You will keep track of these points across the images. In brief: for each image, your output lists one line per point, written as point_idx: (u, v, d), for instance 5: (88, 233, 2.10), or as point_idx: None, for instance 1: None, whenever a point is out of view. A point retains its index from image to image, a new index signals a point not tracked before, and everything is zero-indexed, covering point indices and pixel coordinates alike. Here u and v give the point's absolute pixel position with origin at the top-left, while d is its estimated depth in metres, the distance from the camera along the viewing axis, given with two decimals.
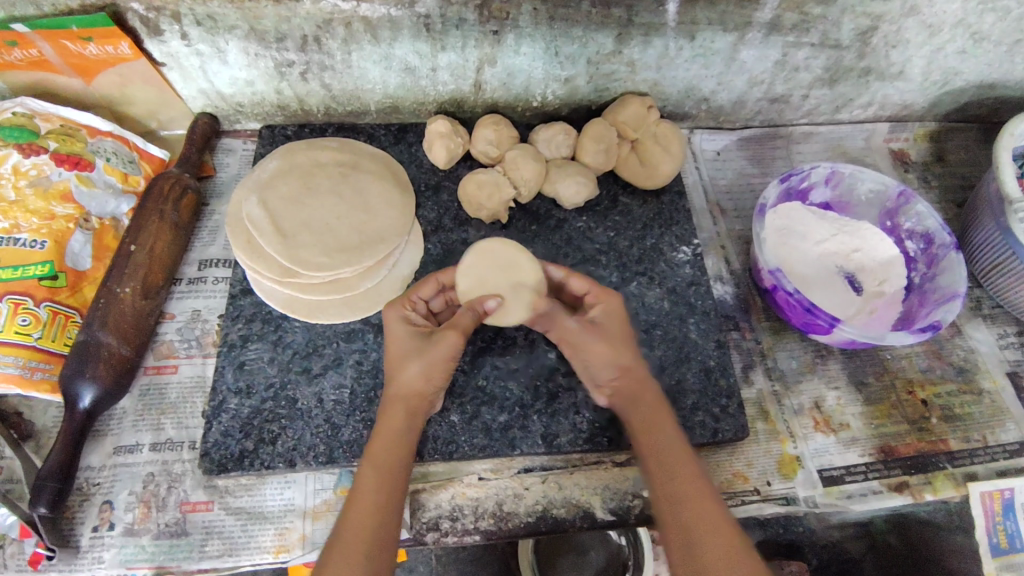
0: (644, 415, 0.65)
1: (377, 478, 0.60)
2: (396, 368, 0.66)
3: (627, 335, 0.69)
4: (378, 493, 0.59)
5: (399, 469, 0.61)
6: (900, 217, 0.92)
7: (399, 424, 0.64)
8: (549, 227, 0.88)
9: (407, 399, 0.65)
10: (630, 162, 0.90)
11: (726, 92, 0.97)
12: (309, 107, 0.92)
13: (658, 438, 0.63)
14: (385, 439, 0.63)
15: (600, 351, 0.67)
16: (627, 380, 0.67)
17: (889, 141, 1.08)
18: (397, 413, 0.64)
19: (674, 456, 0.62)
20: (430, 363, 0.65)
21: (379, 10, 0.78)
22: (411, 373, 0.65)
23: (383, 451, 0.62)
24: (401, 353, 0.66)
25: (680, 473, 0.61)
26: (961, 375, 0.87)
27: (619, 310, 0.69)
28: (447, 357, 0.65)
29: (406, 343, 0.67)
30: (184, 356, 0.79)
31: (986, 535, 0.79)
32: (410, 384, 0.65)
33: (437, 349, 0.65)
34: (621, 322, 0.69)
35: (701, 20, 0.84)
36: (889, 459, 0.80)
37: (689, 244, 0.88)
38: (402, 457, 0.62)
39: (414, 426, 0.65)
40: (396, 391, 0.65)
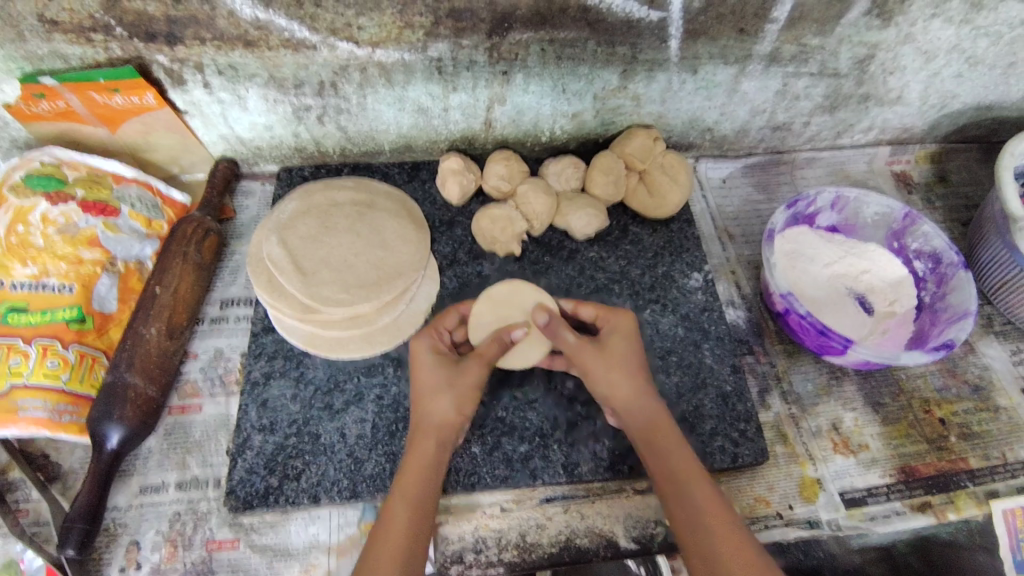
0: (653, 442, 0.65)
1: (405, 508, 0.61)
2: (424, 397, 0.67)
3: (632, 356, 0.69)
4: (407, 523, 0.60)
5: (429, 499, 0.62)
6: (907, 238, 0.94)
7: (429, 451, 0.64)
8: (562, 258, 0.90)
9: (438, 427, 0.65)
10: (638, 193, 0.92)
11: (729, 122, 0.99)
12: (326, 149, 0.95)
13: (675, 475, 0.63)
14: (414, 468, 0.63)
15: (605, 380, 0.67)
16: (632, 412, 0.67)
17: (891, 163, 1.10)
18: (427, 442, 0.65)
19: (694, 491, 0.61)
20: (461, 392, 0.66)
21: (393, 56, 0.81)
22: (442, 404, 0.66)
23: (411, 481, 0.63)
24: (429, 382, 0.67)
25: (700, 509, 0.60)
26: (977, 392, 0.87)
27: (630, 334, 0.70)
28: (475, 387, 0.67)
29: (434, 373, 0.68)
30: (208, 395, 0.80)
31: (1011, 553, 0.78)
32: (442, 413, 0.65)
33: (467, 379, 0.67)
34: (628, 344, 0.70)
35: (703, 54, 0.87)
36: (910, 479, 0.80)
37: (699, 270, 0.90)
38: (434, 484, 0.63)
39: (443, 455, 0.65)
40: (426, 422, 0.66)
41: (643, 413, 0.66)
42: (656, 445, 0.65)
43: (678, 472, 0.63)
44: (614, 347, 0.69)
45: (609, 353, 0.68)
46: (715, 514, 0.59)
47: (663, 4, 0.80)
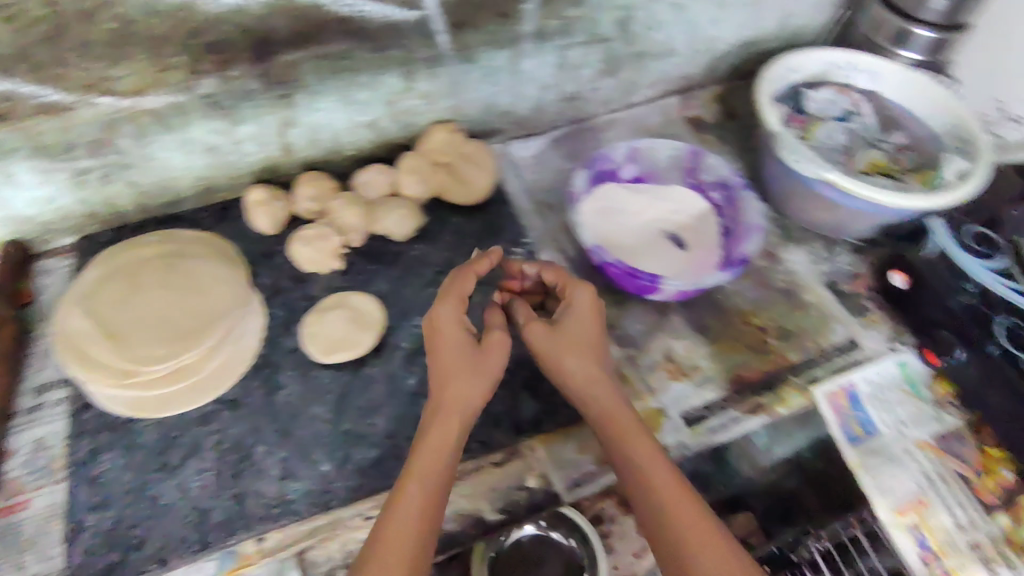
0: (619, 440, 0.68)
1: (424, 492, 0.61)
2: (449, 377, 0.67)
3: (593, 332, 0.74)
4: (421, 507, 0.60)
5: (446, 482, 0.63)
6: (699, 173, 1.03)
7: (452, 434, 0.64)
8: (387, 262, 0.91)
9: (459, 408, 0.66)
10: (449, 184, 0.95)
11: (523, 101, 1.04)
12: (121, 208, 0.91)
13: (636, 450, 0.67)
14: (435, 450, 0.63)
15: (569, 365, 0.72)
16: (602, 407, 0.70)
17: (683, 111, 1.19)
18: (451, 424, 0.65)
19: (654, 470, 0.65)
20: (488, 371, 0.68)
21: (161, 101, 0.80)
22: (463, 384, 0.67)
23: (434, 464, 0.63)
24: (460, 362, 0.68)
25: (660, 487, 0.64)
26: (787, 296, 0.97)
27: (591, 309, 0.75)
28: (500, 364, 0.69)
29: (456, 354, 0.68)
30: (34, 488, 0.73)
31: (842, 428, 0.86)
32: (467, 394, 0.66)
33: (495, 356, 0.69)
34: (594, 319, 0.75)
35: (474, 43, 0.91)
36: (741, 387, 0.87)
37: (522, 246, 0.96)
38: (446, 470, 0.63)
39: (462, 439, 0.66)
40: (447, 403, 0.66)
41: (611, 406, 0.70)
42: (618, 427, 0.69)
43: (637, 450, 0.67)
44: (574, 330, 0.74)
45: (566, 333, 0.73)
46: (679, 491, 0.64)
47: (418, 3, 0.83)
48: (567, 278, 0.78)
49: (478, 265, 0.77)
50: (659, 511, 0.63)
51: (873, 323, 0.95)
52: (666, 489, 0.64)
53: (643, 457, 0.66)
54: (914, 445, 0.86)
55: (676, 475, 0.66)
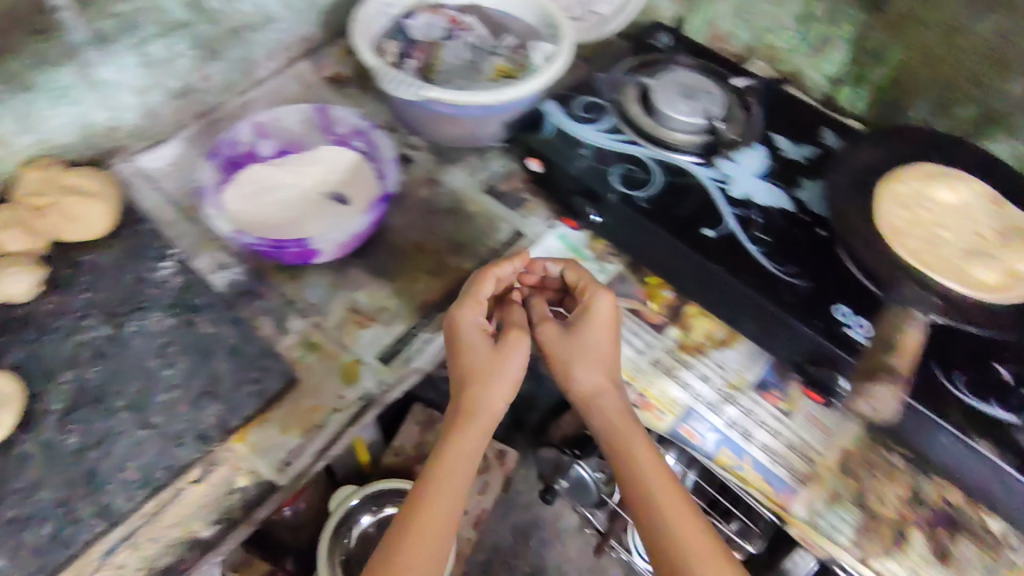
0: (612, 432, 0.83)
1: (445, 503, 0.77)
2: (481, 381, 0.83)
3: (613, 335, 0.87)
4: (439, 510, 0.77)
5: (454, 491, 0.78)
6: (332, 127, 1.05)
7: (478, 441, 0.82)
8: (16, 329, 0.82)
9: (485, 424, 0.83)
10: (56, 222, 0.87)
11: (126, 113, 0.98)
12: None
13: (620, 438, 0.82)
14: (468, 460, 0.81)
15: (586, 375, 0.85)
16: (602, 415, 0.85)
17: (320, 73, 1.17)
18: (476, 438, 0.82)
19: (635, 441, 0.82)
20: (502, 374, 0.84)
21: None
22: (483, 399, 0.83)
23: (451, 477, 0.79)
24: (484, 364, 0.84)
25: (640, 456, 0.81)
26: (453, 213, 1.03)
27: (610, 317, 0.87)
28: (520, 361, 0.86)
29: (479, 359, 0.84)
30: None
31: (525, 310, 0.96)
32: (492, 410, 0.84)
33: (513, 359, 0.85)
34: (610, 324, 0.87)
35: (19, 68, 0.82)
36: (427, 310, 0.93)
37: (167, 257, 0.90)
38: (451, 503, 0.78)
39: (472, 455, 0.82)
40: (468, 400, 0.83)
41: (628, 422, 0.84)
42: (613, 433, 0.83)
43: (615, 433, 0.83)
44: (596, 341, 0.86)
45: (569, 334, 0.88)
46: (652, 460, 0.80)
47: None
48: (594, 285, 0.89)
49: (517, 261, 0.91)
50: (642, 507, 0.78)
51: (532, 210, 1.04)
52: (662, 484, 0.79)
53: (614, 424, 0.84)
54: None
55: (649, 458, 0.81)
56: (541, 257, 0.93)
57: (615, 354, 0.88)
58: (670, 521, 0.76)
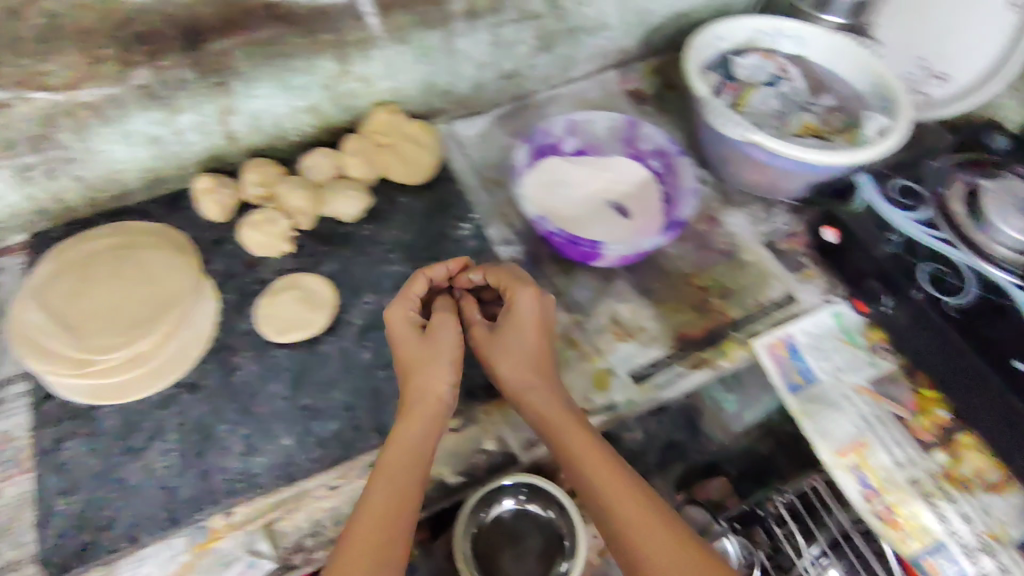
0: (585, 449, 0.70)
1: (388, 484, 0.66)
2: (410, 372, 0.75)
3: (549, 365, 0.78)
4: (384, 503, 0.65)
5: (416, 471, 0.68)
6: (639, 142, 1.06)
7: (432, 431, 0.72)
8: (338, 244, 0.94)
9: (434, 410, 0.73)
10: (392, 164, 0.98)
11: (462, 81, 1.05)
12: (71, 203, 0.92)
13: (554, 426, 0.73)
14: (413, 441, 0.70)
15: (516, 353, 0.77)
16: (552, 427, 0.73)
17: (623, 84, 1.21)
18: (414, 425, 0.71)
19: (594, 451, 0.70)
20: (452, 356, 0.77)
21: (98, 93, 0.81)
22: (429, 376, 0.74)
23: (405, 454, 0.69)
24: (420, 357, 0.75)
25: (568, 432, 0.72)
26: (729, 256, 1.01)
27: (547, 307, 0.81)
28: (450, 340, 0.77)
29: (416, 347, 0.76)
30: (4, 478, 0.76)
31: (782, 379, 0.91)
32: (433, 391, 0.74)
33: (443, 336, 0.77)
34: (539, 326, 0.79)
35: (405, 25, 0.92)
36: (686, 344, 0.92)
37: (468, 220, 0.98)
38: (410, 485, 0.67)
39: (430, 438, 0.72)
40: (412, 392, 0.74)
41: (565, 425, 0.72)
42: (546, 424, 0.73)
43: (564, 423, 0.73)
44: (517, 344, 0.78)
45: (524, 337, 0.78)
46: (597, 462, 0.69)
47: None
48: (512, 279, 0.81)
49: (433, 270, 0.83)
50: (618, 516, 0.65)
51: (810, 278, 1.00)
52: (636, 515, 0.65)
53: (551, 419, 0.73)
54: (855, 391, 0.91)
55: (618, 469, 0.69)
56: (466, 265, 0.84)
57: (550, 358, 0.79)
58: (605, 488, 0.67)
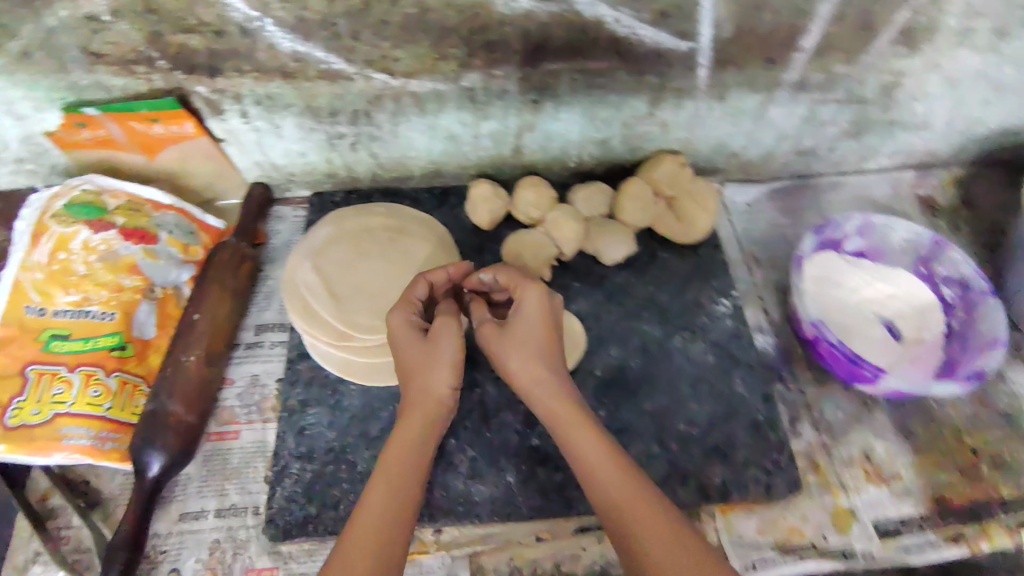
0: (597, 455, 0.62)
1: (394, 478, 0.62)
2: (410, 374, 0.68)
3: (558, 360, 0.69)
4: (381, 506, 0.59)
5: (411, 476, 0.62)
6: (935, 264, 0.94)
7: (422, 429, 0.66)
8: (591, 284, 0.91)
9: (422, 410, 0.67)
10: (665, 219, 0.93)
11: (755, 147, 0.98)
12: (357, 175, 0.96)
13: (561, 424, 0.65)
14: (412, 445, 0.65)
15: (522, 356, 0.68)
16: (565, 426, 0.64)
17: (916, 188, 1.09)
18: (415, 420, 0.66)
19: (600, 461, 0.61)
20: (445, 360, 0.68)
21: (427, 86, 0.82)
22: (436, 379, 0.68)
23: (411, 452, 0.64)
24: (418, 361, 0.69)
25: (580, 427, 0.64)
26: (1009, 422, 0.87)
27: (548, 306, 0.71)
28: (454, 349, 0.69)
29: (416, 352, 0.69)
30: (245, 422, 0.80)
31: None
32: (431, 391, 0.68)
33: (448, 343, 0.69)
34: (545, 329, 0.70)
35: (731, 83, 0.87)
36: (944, 511, 0.80)
37: (728, 296, 0.90)
38: (408, 490, 0.62)
39: (430, 436, 0.66)
40: (415, 395, 0.68)
41: (583, 425, 0.64)
42: (558, 420, 0.65)
43: (578, 429, 0.64)
44: (523, 334, 0.69)
45: (521, 343, 0.68)
46: (608, 465, 0.61)
47: (694, 36, 0.80)
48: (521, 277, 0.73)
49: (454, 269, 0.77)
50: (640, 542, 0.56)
51: None
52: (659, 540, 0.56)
53: (569, 420, 0.64)
54: None
55: (620, 483, 0.60)
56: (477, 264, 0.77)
57: (559, 345, 0.70)
58: (615, 488, 0.59)
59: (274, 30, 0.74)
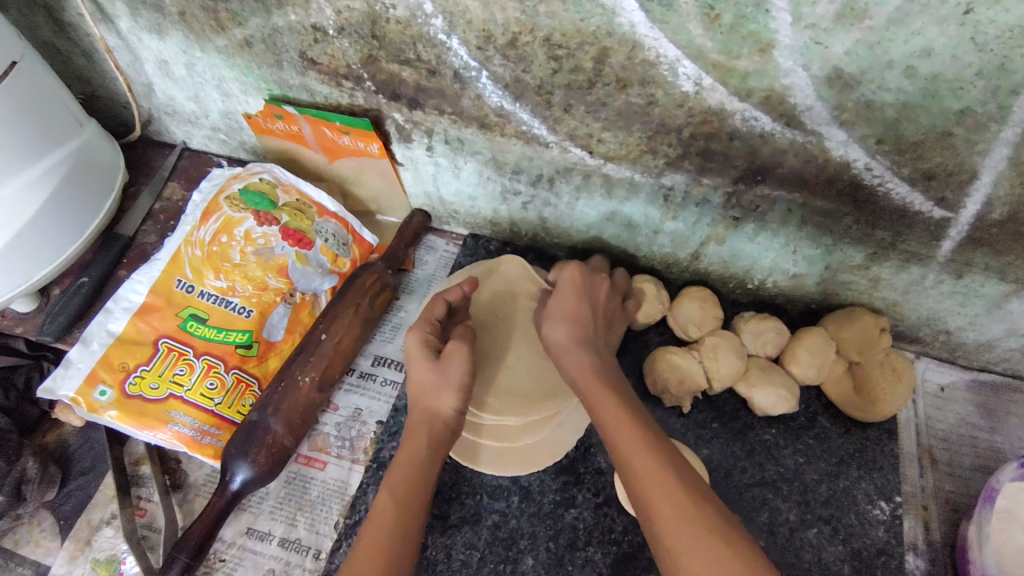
0: (609, 411, 0.65)
1: (403, 482, 0.63)
2: (421, 394, 0.68)
3: (588, 333, 0.72)
4: (392, 513, 0.60)
5: (419, 485, 0.63)
6: None
7: (429, 437, 0.66)
8: (732, 430, 0.80)
9: (430, 422, 0.67)
10: (840, 384, 0.80)
11: (975, 332, 0.83)
12: (518, 230, 0.91)
13: (584, 388, 0.68)
14: (416, 449, 0.65)
15: (556, 332, 0.72)
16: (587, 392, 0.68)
17: None
18: (421, 431, 0.66)
19: (610, 415, 0.64)
20: (456, 383, 0.67)
21: (623, 173, 0.76)
22: (447, 399, 0.67)
23: (420, 456, 0.65)
24: (427, 383, 0.68)
25: (597, 398, 0.67)
26: None
27: (577, 281, 0.74)
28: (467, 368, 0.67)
29: (426, 373, 0.68)
30: (335, 455, 0.78)
31: None
32: (442, 410, 0.67)
33: (455, 365, 0.67)
34: (574, 296, 0.73)
35: (977, 263, 0.72)
36: None
37: (888, 500, 0.77)
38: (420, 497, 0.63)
39: (438, 441, 0.66)
40: (418, 417, 0.67)
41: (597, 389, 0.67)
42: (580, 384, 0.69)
43: (595, 391, 0.67)
44: (557, 310, 0.73)
45: (557, 317, 0.73)
46: (617, 414, 0.64)
47: (955, 205, 0.67)
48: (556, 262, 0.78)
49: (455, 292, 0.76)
50: (640, 482, 0.58)
51: None
52: (660, 480, 0.57)
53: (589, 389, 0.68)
54: None
55: (629, 428, 0.62)
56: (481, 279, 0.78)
57: (588, 316, 0.73)
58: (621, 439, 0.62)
59: (487, 83, 0.70)
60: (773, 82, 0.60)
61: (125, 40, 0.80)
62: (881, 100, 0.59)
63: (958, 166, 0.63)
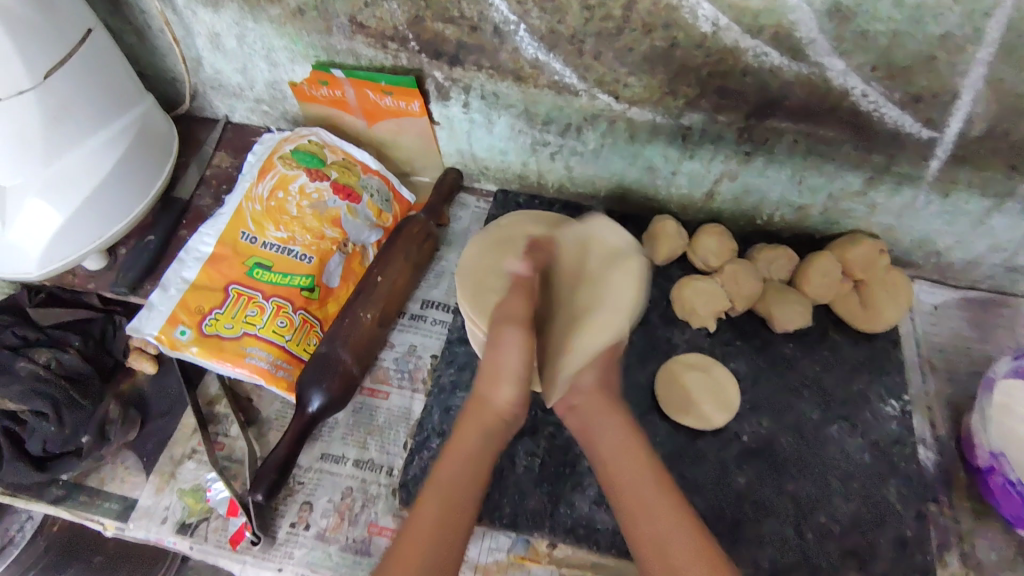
0: (630, 455, 0.66)
1: (456, 477, 0.64)
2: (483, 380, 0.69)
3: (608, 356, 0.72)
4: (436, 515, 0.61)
5: (471, 482, 0.65)
6: None
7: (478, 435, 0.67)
8: (754, 346, 0.89)
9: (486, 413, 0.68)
10: (849, 302, 0.88)
11: (962, 251, 0.92)
12: (546, 182, 0.99)
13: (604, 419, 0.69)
14: (467, 451, 0.66)
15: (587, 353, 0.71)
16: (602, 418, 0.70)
17: None
18: (473, 429, 0.67)
19: (631, 459, 0.66)
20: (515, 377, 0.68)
21: (646, 116, 0.84)
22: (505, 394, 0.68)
23: (466, 453, 0.66)
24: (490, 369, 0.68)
25: (613, 430, 0.68)
26: None
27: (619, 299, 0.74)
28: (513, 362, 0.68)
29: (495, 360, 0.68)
30: (396, 385, 0.85)
31: None
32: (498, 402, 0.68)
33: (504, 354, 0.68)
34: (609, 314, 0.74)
35: (962, 181, 0.82)
36: None
37: (898, 398, 0.85)
38: (468, 498, 0.64)
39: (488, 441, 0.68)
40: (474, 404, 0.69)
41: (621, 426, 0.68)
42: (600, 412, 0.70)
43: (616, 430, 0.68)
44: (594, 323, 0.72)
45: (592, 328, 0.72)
46: (638, 461, 0.65)
47: (940, 125, 0.76)
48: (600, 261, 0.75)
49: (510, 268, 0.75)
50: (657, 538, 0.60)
51: None
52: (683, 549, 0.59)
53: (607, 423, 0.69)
54: None
55: (644, 477, 0.64)
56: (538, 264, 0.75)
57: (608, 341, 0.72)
58: (642, 494, 0.63)
59: (524, 36, 0.78)
60: (781, 18, 0.69)
61: (180, 15, 0.87)
62: (874, 29, 0.68)
63: (942, 88, 0.73)
